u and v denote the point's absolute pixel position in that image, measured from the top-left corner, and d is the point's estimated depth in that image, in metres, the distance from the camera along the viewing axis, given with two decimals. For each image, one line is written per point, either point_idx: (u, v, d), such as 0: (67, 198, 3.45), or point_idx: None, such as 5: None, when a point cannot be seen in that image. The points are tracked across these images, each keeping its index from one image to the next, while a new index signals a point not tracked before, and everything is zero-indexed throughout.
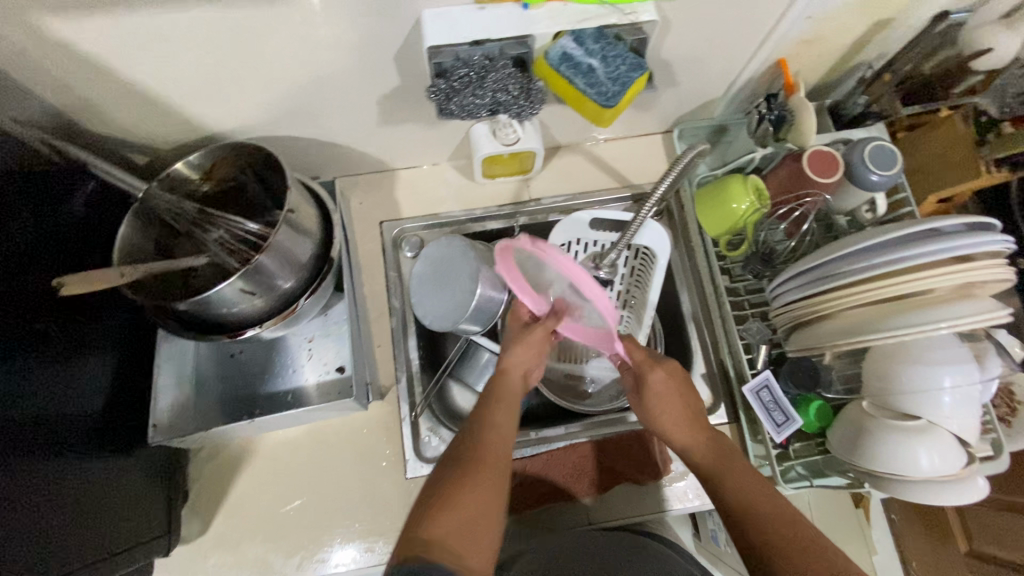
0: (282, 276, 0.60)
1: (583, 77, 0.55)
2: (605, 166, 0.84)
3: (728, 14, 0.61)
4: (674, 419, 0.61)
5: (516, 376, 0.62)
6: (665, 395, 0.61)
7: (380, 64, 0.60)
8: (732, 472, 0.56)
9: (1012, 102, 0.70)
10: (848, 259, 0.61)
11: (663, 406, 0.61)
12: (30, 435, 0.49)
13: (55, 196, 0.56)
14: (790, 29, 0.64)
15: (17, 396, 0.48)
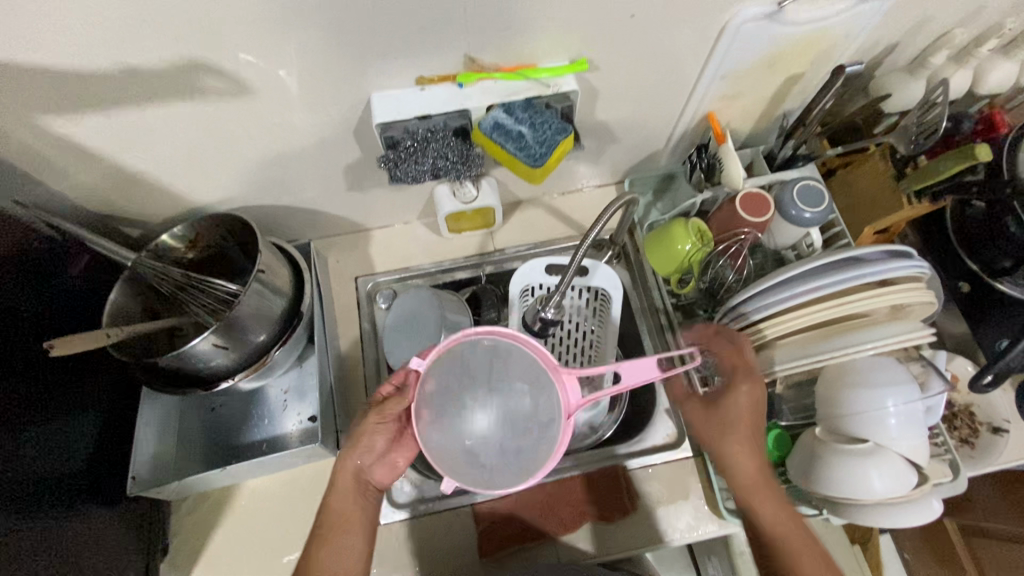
0: (253, 331, 0.66)
1: (513, 142, 0.61)
2: (563, 216, 0.91)
3: (650, 79, 0.68)
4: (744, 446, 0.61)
5: (346, 484, 0.61)
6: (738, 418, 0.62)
7: (343, 138, 0.68)
8: (778, 517, 0.59)
9: (918, 138, 0.72)
10: (768, 291, 0.65)
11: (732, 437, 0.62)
12: (19, 491, 0.53)
13: (53, 269, 0.63)
14: (708, 87, 0.71)
15: (13, 450, 0.53)
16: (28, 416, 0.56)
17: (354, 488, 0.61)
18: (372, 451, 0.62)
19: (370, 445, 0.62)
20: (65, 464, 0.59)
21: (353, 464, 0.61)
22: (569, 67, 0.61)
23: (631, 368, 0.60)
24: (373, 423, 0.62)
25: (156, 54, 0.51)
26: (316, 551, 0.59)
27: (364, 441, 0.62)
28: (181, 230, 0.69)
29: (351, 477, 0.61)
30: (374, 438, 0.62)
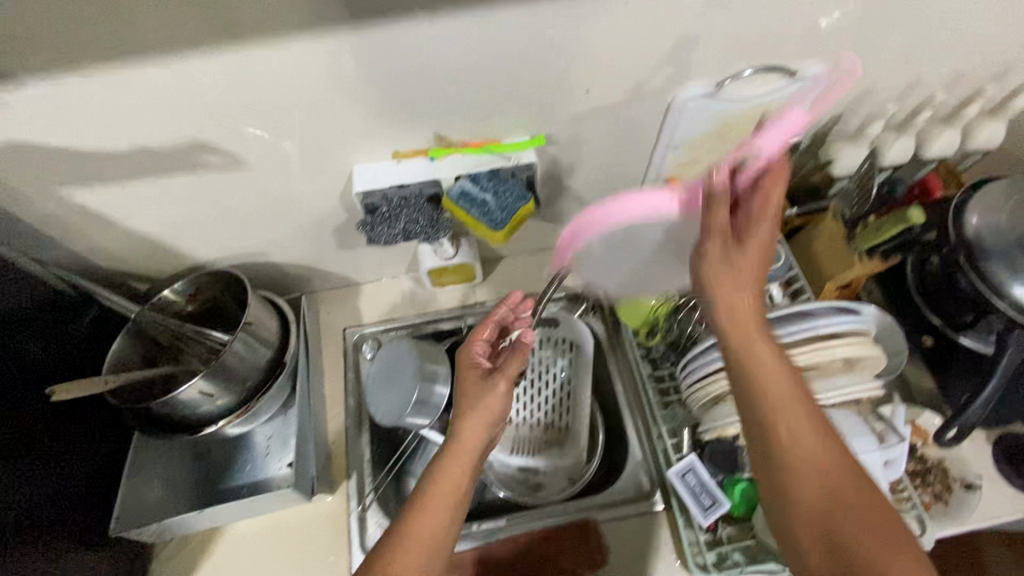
0: (239, 378, 0.72)
1: (478, 207, 0.67)
2: (541, 271, 0.96)
3: (610, 150, 0.75)
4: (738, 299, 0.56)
5: (468, 449, 0.61)
6: (743, 270, 0.56)
7: (331, 203, 0.75)
8: (780, 393, 0.53)
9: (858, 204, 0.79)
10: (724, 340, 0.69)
11: (732, 292, 0.55)
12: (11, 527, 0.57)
13: (63, 321, 0.70)
14: (665, 156, 0.78)
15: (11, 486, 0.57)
16: (26, 455, 0.60)
17: (475, 460, 0.62)
18: (493, 427, 0.64)
19: (492, 412, 0.63)
20: (55, 503, 0.63)
21: (480, 434, 0.62)
22: (529, 142, 0.68)
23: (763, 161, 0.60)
24: (495, 380, 0.65)
25: (164, 136, 0.59)
26: (417, 511, 0.56)
27: (492, 406, 0.64)
28: (181, 285, 0.76)
29: (473, 444, 0.62)
30: (501, 401, 0.64)
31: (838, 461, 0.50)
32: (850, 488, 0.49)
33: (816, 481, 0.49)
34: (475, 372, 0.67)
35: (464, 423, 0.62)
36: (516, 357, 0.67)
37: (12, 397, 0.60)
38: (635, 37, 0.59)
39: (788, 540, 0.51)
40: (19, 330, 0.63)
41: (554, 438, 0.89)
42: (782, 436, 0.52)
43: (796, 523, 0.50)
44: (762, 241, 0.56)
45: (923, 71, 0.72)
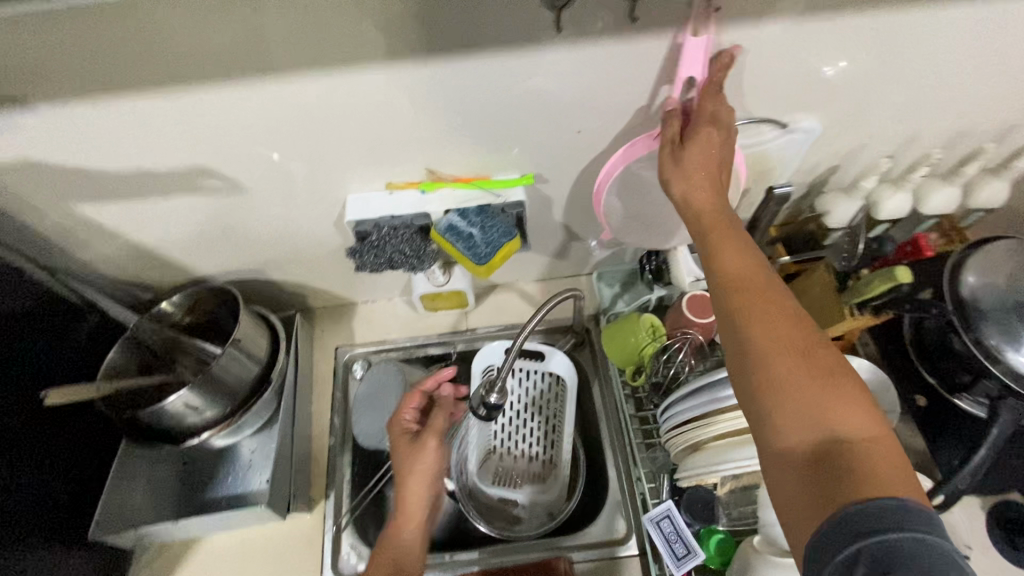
0: (225, 392, 0.74)
1: (463, 241, 0.69)
2: (534, 302, 0.97)
3: None
4: (699, 190, 0.55)
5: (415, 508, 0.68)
6: (704, 162, 0.56)
7: (328, 228, 0.77)
8: (744, 276, 0.51)
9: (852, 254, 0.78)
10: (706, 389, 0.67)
11: (695, 184, 0.55)
12: None
13: (63, 328, 0.73)
14: None
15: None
16: (14, 457, 0.63)
17: (422, 509, 0.68)
18: (435, 477, 0.70)
19: (428, 469, 0.70)
20: (38, 505, 0.65)
21: (421, 487, 0.69)
22: (519, 180, 0.70)
23: (682, 66, 0.56)
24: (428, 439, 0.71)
25: (168, 160, 0.62)
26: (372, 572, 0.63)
27: (427, 464, 0.70)
28: (179, 298, 0.79)
29: (419, 499, 0.68)
30: (435, 456, 0.70)
31: (804, 331, 0.47)
32: (830, 365, 0.45)
33: (794, 358, 0.45)
34: (403, 437, 0.73)
35: (408, 482, 0.69)
36: (439, 413, 0.73)
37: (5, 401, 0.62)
38: (627, 89, 0.61)
39: (764, 437, 0.45)
40: (18, 337, 0.66)
41: (536, 470, 0.89)
42: (751, 316, 0.48)
43: (776, 407, 0.44)
44: (706, 133, 0.56)
45: (921, 128, 0.72)
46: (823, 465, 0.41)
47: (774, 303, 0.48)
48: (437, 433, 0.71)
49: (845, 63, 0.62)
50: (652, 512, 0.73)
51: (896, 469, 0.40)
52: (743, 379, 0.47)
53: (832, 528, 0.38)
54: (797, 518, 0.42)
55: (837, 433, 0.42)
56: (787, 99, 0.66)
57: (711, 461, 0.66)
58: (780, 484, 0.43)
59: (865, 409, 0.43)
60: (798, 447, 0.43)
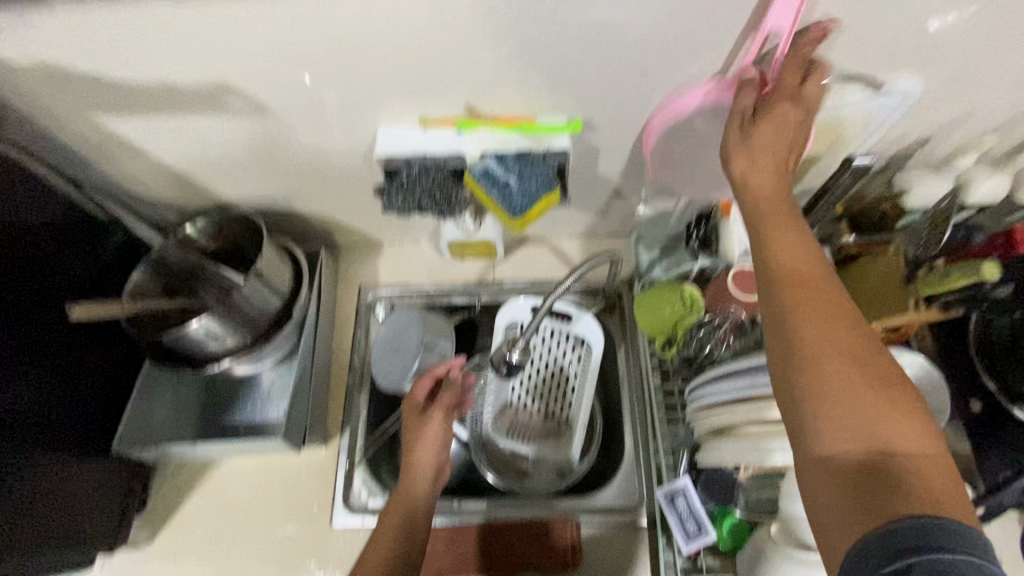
0: (248, 322, 0.73)
1: (497, 189, 0.65)
2: (566, 259, 0.92)
3: None
4: (766, 159, 0.48)
5: (422, 478, 0.69)
6: (780, 128, 0.48)
7: (356, 162, 0.73)
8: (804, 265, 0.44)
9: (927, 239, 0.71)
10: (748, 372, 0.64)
11: (761, 153, 0.48)
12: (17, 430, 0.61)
13: (90, 244, 0.73)
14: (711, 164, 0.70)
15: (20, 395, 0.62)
16: (40, 367, 0.65)
17: (427, 477, 0.69)
18: (440, 449, 0.72)
19: (436, 438, 0.71)
20: (62, 415, 0.67)
21: (428, 456, 0.70)
22: (565, 126, 0.62)
23: (767, 16, 0.50)
24: (438, 416, 0.73)
25: (191, 76, 0.58)
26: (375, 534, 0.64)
27: (435, 435, 0.71)
28: (204, 222, 0.78)
29: (424, 467, 0.70)
30: (441, 427, 0.72)
31: (860, 335, 0.41)
32: (888, 371, 0.40)
33: (850, 361, 0.40)
34: (413, 409, 0.75)
35: (416, 449, 0.71)
36: (449, 391, 0.75)
37: (27, 314, 0.63)
38: (700, 28, 0.52)
39: (801, 446, 0.40)
40: (42, 249, 0.66)
41: (551, 429, 0.86)
42: (804, 311, 0.42)
43: (820, 413, 0.39)
44: (784, 101, 0.48)
45: None
46: (870, 481, 0.36)
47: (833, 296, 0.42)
48: (446, 405, 0.73)
49: (961, 14, 0.52)
50: (665, 489, 0.72)
51: (951, 493, 0.35)
52: (786, 379, 0.41)
53: (874, 546, 0.34)
54: (832, 536, 0.37)
55: (885, 450, 0.37)
56: (885, 53, 0.56)
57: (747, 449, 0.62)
58: (816, 496, 0.39)
59: (920, 420, 0.38)
60: (840, 461, 0.38)
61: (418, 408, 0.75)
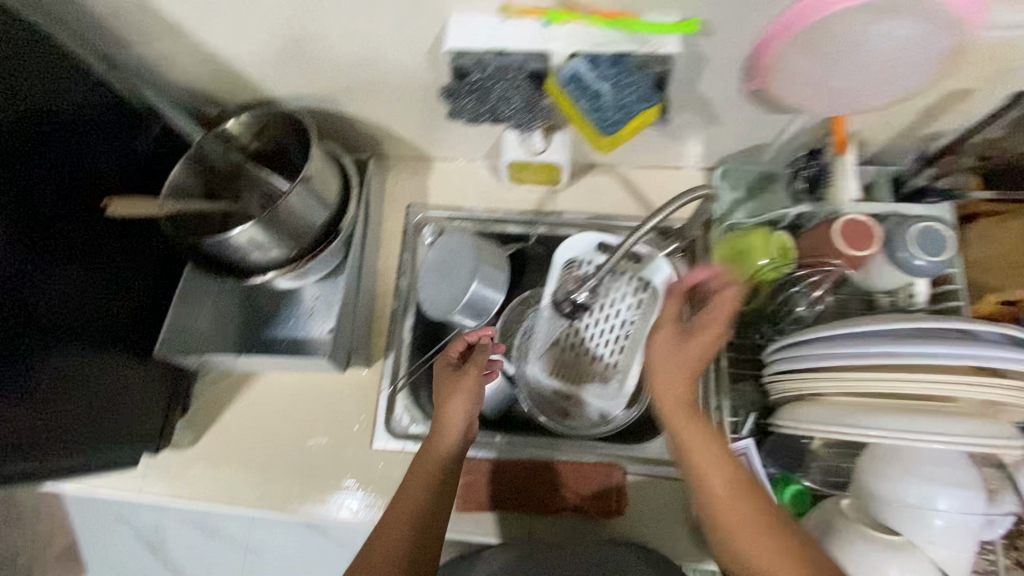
0: (295, 234, 0.67)
1: (588, 100, 0.55)
2: (636, 192, 0.82)
3: None
4: (670, 388, 0.58)
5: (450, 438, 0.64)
6: (682, 363, 0.58)
7: (415, 59, 0.63)
8: (713, 472, 0.54)
9: None
10: (831, 341, 0.59)
11: (667, 376, 0.58)
12: (54, 325, 0.59)
13: (128, 135, 0.68)
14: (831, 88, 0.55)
15: (56, 289, 0.60)
16: (73, 260, 0.62)
17: (457, 436, 0.65)
18: (473, 407, 0.66)
19: (470, 397, 0.66)
20: (100, 312, 0.65)
21: (460, 412, 0.65)
22: (675, 26, 0.51)
23: None
24: (469, 377, 0.67)
25: None
26: (398, 493, 0.61)
27: (469, 391, 0.66)
28: (246, 118, 0.70)
29: (456, 422, 0.65)
30: (477, 384, 0.67)
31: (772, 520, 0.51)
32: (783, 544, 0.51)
33: (774, 547, 0.50)
34: (446, 364, 0.70)
35: (449, 403, 0.66)
36: (480, 355, 0.69)
37: (58, 205, 0.60)
38: None
39: None
40: (69, 133, 0.61)
41: (597, 372, 0.82)
42: (726, 520, 0.52)
43: None
44: (703, 336, 0.57)
45: None
46: None
47: (733, 497, 0.52)
48: (480, 366, 0.67)
49: None
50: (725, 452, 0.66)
51: None
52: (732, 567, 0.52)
53: None
54: None
55: None
56: None
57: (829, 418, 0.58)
58: None
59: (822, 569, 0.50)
60: None
61: (452, 365, 0.70)
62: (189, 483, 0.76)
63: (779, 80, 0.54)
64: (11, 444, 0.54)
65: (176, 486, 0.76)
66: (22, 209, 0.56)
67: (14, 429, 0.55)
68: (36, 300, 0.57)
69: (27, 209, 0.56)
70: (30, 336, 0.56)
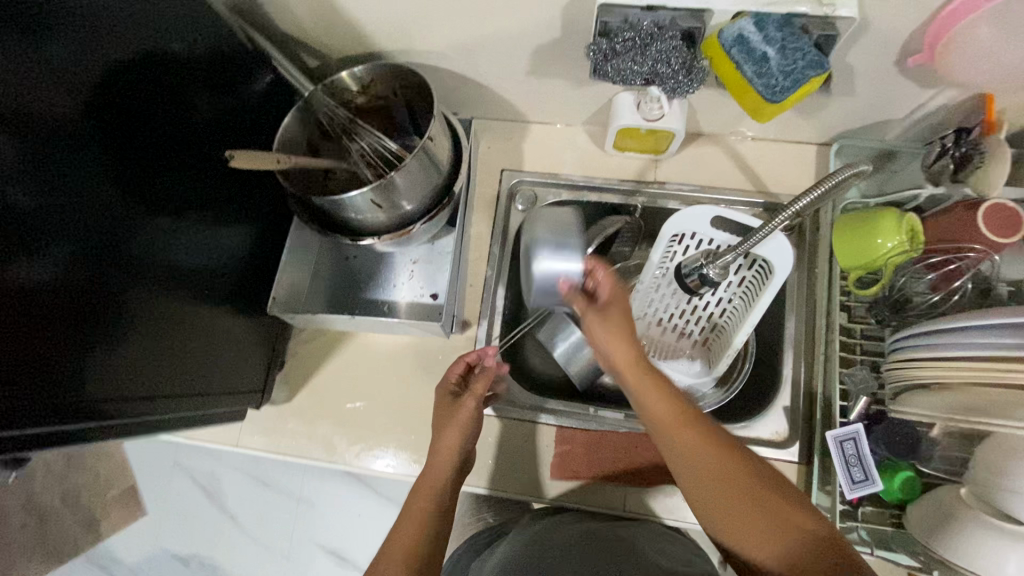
0: (407, 199, 0.66)
1: (753, 65, 0.52)
2: (743, 165, 0.79)
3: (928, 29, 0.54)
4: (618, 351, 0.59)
5: (445, 461, 0.65)
6: (608, 334, 0.60)
7: (546, 15, 0.60)
8: (667, 421, 0.56)
9: None
10: (960, 332, 0.56)
11: (602, 340, 0.60)
12: (166, 278, 0.59)
13: (238, 83, 0.67)
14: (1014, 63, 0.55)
15: (166, 247, 0.59)
16: (187, 217, 0.61)
17: (450, 468, 0.65)
18: (467, 440, 0.67)
19: (464, 422, 0.67)
20: (208, 271, 0.65)
21: (454, 444, 0.66)
22: None
23: None
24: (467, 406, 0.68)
25: None
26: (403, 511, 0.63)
27: (461, 421, 0.67)
28: (359, 70, 0.67)
29: (451, 451, 0.66)
30: (471, 414, 0.67)
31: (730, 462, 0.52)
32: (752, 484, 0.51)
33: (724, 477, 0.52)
34: (447, 393, 0.71)
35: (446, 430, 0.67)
36: (483, 380, 0.70)
37: (173, 157, 0.59)
38: None
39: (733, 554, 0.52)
40: (183, 84, 0.59)
41: (699, 355, 0.83)
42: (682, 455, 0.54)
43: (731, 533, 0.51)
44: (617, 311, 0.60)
45: None
46: None
47: (686, 433, 0.54)
48: (476, 396, 0.68)
49: None
50: (834, 432, 0.65)
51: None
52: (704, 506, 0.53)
53: None
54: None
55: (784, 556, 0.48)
56: None
57: (954, 405, 0.56)
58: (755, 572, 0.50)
59: (801, 510, 0.50)
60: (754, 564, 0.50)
61: (452, 393, 0.71)
62: (284, 438, 0.77)
63: (955, 52, 0.55)
64: (130, 393, 0.54)
65: (272, 439, 0.77)
66: (130, 155, 0.54)
67: (131, 379, 0.54)
68: (148, 256, 0.56)
69: (136, 155, 0.54)
70: (148, 286, 0.56)
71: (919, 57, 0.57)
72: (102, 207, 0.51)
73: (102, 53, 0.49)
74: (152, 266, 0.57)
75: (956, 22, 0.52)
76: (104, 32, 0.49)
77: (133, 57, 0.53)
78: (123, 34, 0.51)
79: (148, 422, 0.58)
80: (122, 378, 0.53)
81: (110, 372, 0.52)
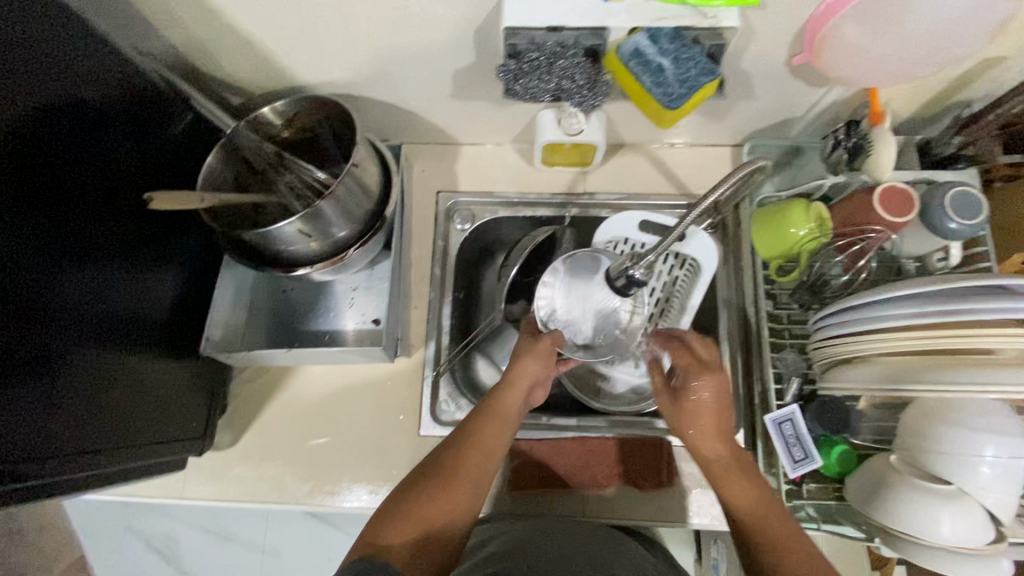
0: (338, 226, 0.66)
1: (651, 75, 0.57)
2: (665, 170, 0.83)
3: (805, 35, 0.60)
4: (711, 434, 0.59)
5: (522, 385, 0.64)
6: (698, 412, 0.60)
7: (460, 41, 0.62)
8: (746, 481, 0.56)
9: None
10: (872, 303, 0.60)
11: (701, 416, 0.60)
12: (95, 328, 0.57)
13: (159, 123, 0.67)
14: (884, 64, 0.60)
15: (95, 296, 0.57)
16: (112, 262, 0.60)
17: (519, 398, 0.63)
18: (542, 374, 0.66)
19: (542, 366, 0.66)
20: (137, 317, 0.63)
21: (530, 375, 0.64)
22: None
23: None
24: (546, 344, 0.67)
25: None
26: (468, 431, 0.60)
27: (542, 357, 0.66)
28: (282, 105, 0.68)
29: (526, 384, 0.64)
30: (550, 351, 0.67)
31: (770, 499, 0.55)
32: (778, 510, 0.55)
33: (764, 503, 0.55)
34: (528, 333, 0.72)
35: (503, 394, 0.63)
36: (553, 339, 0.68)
37: (94, 202, 0.57)
38: None
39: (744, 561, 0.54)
40: (100, 129, 0.58)
41: None
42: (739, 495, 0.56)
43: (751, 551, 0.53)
44: (720, 384, 0.60)
45: None
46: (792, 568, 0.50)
47: (751, 487, 0.56)
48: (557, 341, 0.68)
49: None
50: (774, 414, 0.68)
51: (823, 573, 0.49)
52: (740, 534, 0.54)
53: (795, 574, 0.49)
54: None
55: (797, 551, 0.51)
56: None
57: (873, 377, 0.60)
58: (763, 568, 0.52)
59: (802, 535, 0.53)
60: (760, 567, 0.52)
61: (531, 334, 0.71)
62: (232, 484, 0.74)
63: (832, 51, 0.59)
64: (47, 450, 0.51)
65: (218, 487, 0.74)
66: (42, 201, 0.52)
67: (47, 434, 0.51)
68: (73, 308, 0.54)
69: (48, 202, 0.52)
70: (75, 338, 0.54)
71: (800, 56, 0.61)
72: (13, 258, 0.48)
73: (6, 101, 0.48)
74: (79, 317, 0.55)
75: (825, 24, 0.56)
76: (7, 82, 0.48)
77: (41, 105, 0.51)
78: (27, 80, 0.50)
79: (70, 481, 0.54)
80: (36, 436, 0.50)
81: (20, 431, 0.48)
